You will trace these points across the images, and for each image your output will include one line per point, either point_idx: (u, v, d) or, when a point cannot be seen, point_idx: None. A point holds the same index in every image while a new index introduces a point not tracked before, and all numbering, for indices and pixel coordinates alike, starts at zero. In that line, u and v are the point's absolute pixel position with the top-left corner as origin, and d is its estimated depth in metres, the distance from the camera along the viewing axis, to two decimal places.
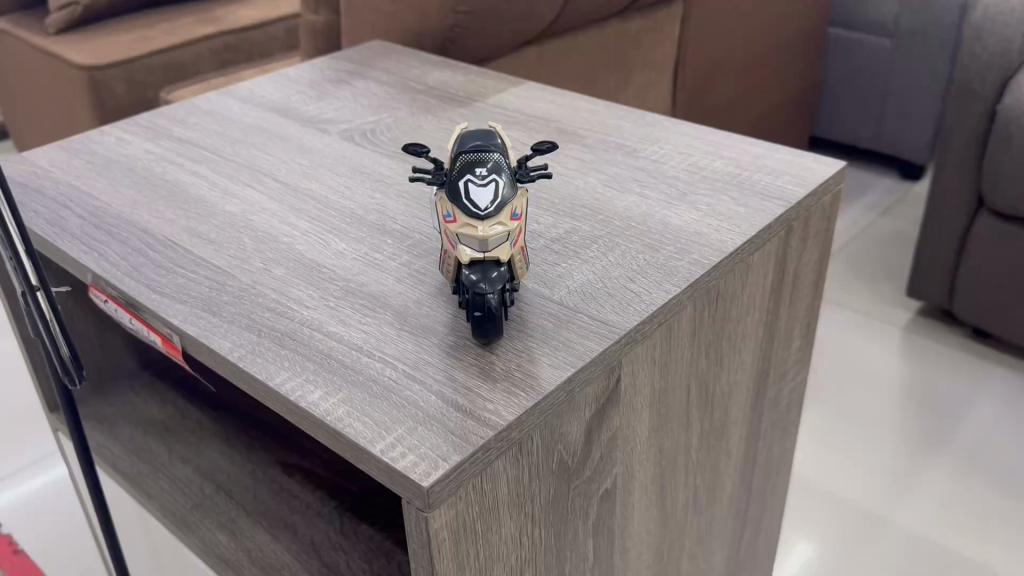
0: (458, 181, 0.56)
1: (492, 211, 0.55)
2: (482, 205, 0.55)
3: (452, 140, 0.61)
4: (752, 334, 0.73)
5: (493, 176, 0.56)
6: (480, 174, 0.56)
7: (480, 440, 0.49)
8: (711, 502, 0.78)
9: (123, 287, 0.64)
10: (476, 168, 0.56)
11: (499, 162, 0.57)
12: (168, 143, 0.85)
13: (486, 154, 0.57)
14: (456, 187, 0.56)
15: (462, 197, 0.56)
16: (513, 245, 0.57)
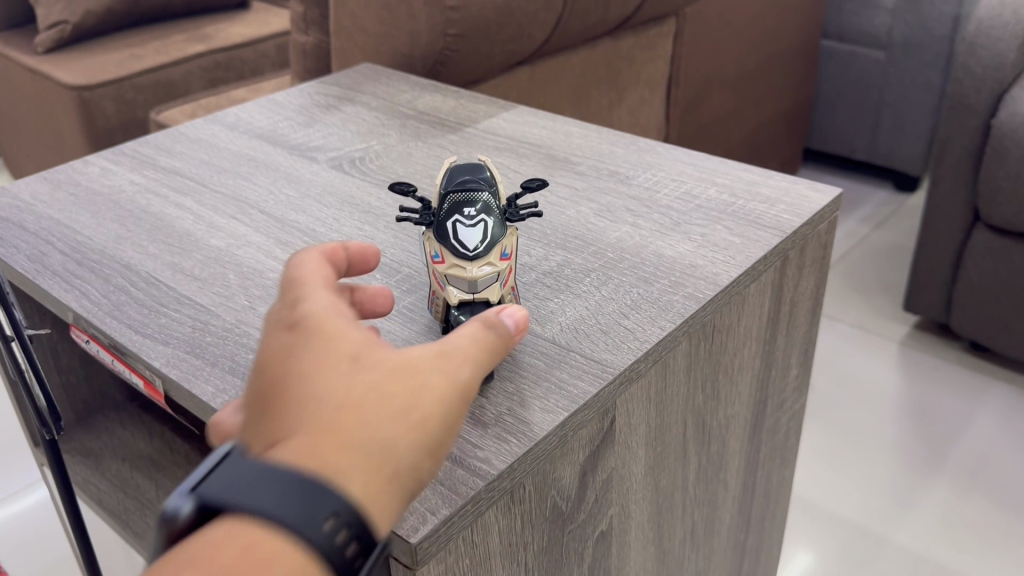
0: (446, 221, 0.55)
1: (481, 252, 0.54)
2: (470, 246, 0.54)
3: (439, 176, 0.59)
4: (748, 366, 0.71)
5: (482, 216, 0.55)
6: (469, 215, 0.55)
7: (470, 491, 0.47)
8: (709, 536, 0.76)
9: (103, 329, 0.62)
10: (465, 207, 0.55)
11: (489, 202, 0.56)
12: (153, 174, 0.84)
13: (475, 194, 0.56)
14: (444, 227, 0.55)
15: (450, 237, 0.55)
16: (503, 285, 0.56)
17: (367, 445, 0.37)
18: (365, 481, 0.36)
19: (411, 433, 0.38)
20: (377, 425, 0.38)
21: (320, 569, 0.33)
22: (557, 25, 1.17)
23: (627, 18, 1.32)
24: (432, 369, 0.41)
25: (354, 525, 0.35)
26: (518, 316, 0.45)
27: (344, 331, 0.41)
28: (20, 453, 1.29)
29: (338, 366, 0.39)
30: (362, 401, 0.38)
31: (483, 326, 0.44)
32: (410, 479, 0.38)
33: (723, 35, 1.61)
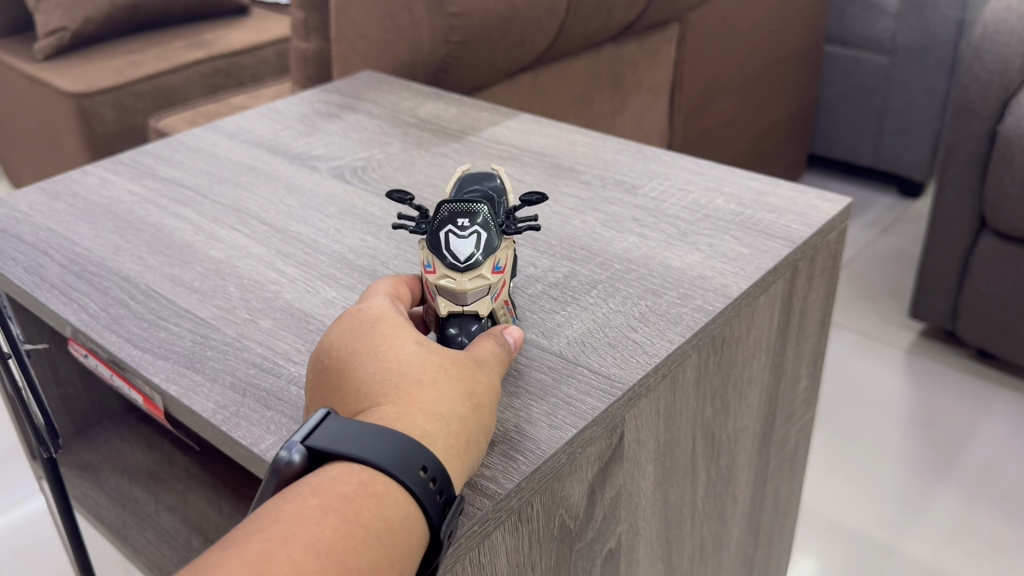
0: (439, 231, 0.54)
1: (473, 265, 0.53)
2: (461, 257, 0.53)
3: (452, 183, 0.61)
4: (757, 379, 0.70)
5: (476, 228, 0.54)
6: (463, 227, 0.53)
7: (477, 512, 0.46)
8: (717, 551, 0.75)
9: (101, 343, 0.61)
10: (460, 218, 0.54)
11: (485, 213, 0.54)
12: (152, 184, 0.83)
13: (472, 205, 0.54)
14: (437, 236, 0.54)
15: (442, 248, 0.53)
16: (494, 299, 0.55)
17: (446, 416, 0.43)
18: (447, 442, 0.42)
19: (476, 412, 0.45)
20: (451, 400, 0.44)
21: (415, 505, 0.39)
22: (560, 32, 1.16)
23: (630, 24, 1.31)
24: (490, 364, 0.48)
25: (441, 477, 0.40)
26: (515, 336, 0.53)
27: (412, 329, 0.49)
28: (18, 463, 1.28)
29: (410, 354, 0.47)
30: (433, 378, 0.45)
31: (495, 335, 0.52)
32: (478, 452, 0.44)
33: (726, 40, 1.60)
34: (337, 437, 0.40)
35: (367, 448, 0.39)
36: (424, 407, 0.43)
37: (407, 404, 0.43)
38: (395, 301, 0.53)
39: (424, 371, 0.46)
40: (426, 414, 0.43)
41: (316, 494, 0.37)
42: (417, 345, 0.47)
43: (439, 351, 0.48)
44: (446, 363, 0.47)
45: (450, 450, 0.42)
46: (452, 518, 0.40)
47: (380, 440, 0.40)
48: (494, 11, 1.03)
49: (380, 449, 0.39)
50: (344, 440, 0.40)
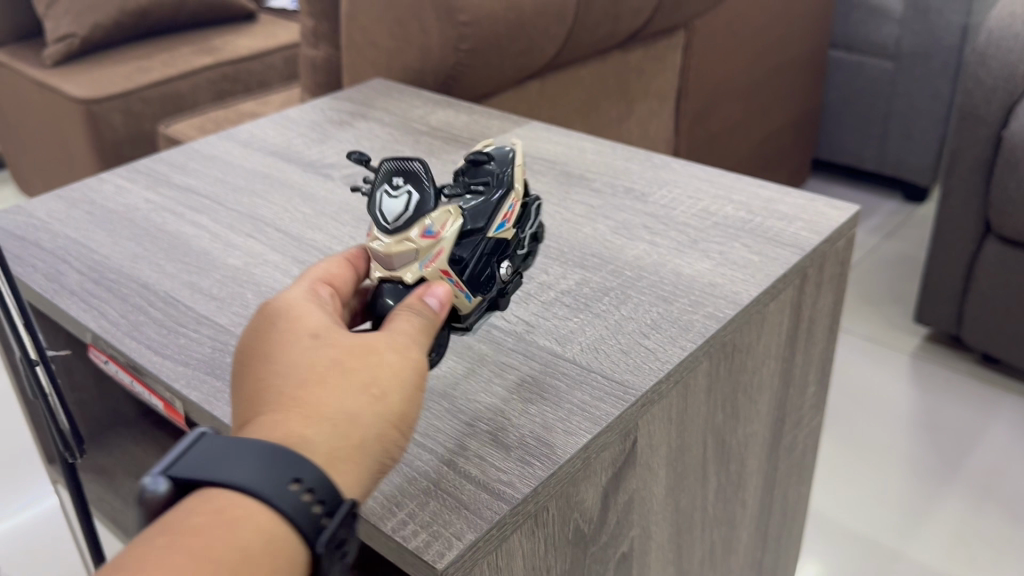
0: (376, 190, 0.55)
1: (396, 227, 0.53)
2: (389, 217, 0.54)
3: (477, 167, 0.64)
4: (767, 385, 0.71)
5: (406, 186, 0.54)
6: (394, 186, 0.54)
7: (494, 516, 0.47)
8: (727, 555, 0.76)
9: (122, 349, 0.62)
10: (394, 177, 0.55)
11: (420, 172, 0.55)
12: (167, 191, 0.84)
13: (409, 165, 0.55)
14: (374, 195, 0.55)
15: (374, 209, 0.55)
16: (423, 266, 0.54)
17: (332, 418, 0.43)
18: (329, 448, 0.42)
19: (373, 404, 0.44)
20: (340, 399, 0.44)
21: (285, 524, 0.39)
22: (568, 39, 1.17)
23: (637, 31, 1.32)
24: (395, 347, 0.47)
25: (319, 489, 0.40)
26: (442, 294, 0.51)
27: (313, 318, 0.48)
28: None
29: (302, 351, 0.46)
30: (322, 378, 0.45)
31: (415, 304, 0.49)
32: (378, 445, 0.44)
33: (731, 46, 1.61)
34: (201, 463, 0.40)
35: (231, 476, 0.39)
36: (310, 413, 0.43)
37: (291, 411, 0.43)
38: (320, 283, 0.52)
39: (315, 370, 0.45)
40: (307, 423, 0.43)
41: (177, 533, 0.37)
42: (312, 339, 0.46)
43: (336, 340, 0.47)
44: (342, 354, 0.46)
45: (333, 456, 0.42)
46: (338, 526, 0.40)
47: (245, 463, 0.39)
48: (503, 20, 1.04)
49: (245, 472, 0.39)
50: (210, 465, 0.39)
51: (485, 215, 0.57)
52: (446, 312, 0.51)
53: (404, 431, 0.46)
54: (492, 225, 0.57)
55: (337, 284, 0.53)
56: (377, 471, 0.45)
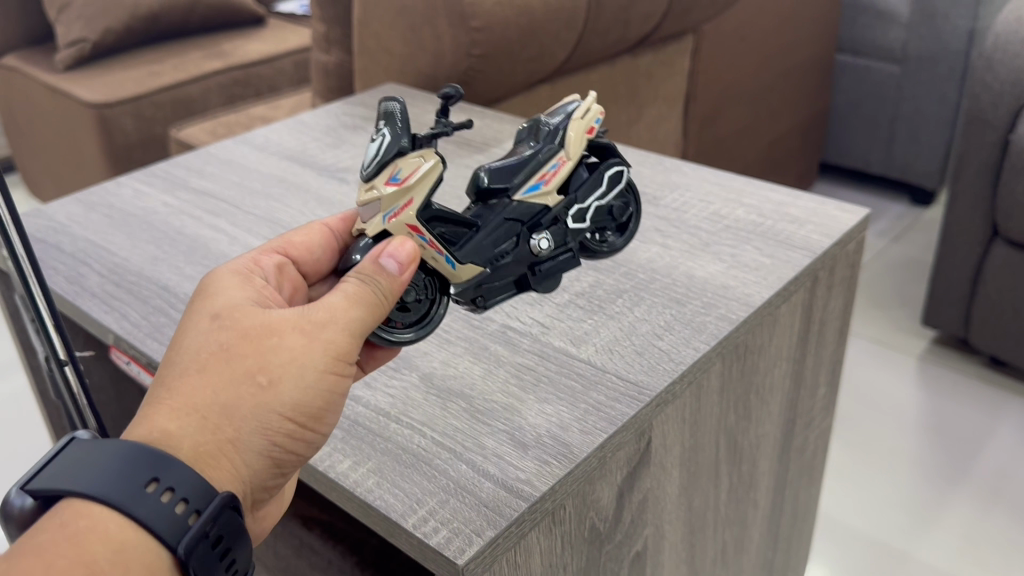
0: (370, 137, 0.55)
1: (368, 174, 0.53)
2: (364, 164, 0.53)
3: None
4: (779, 386, 0.72)
5: (380, 132, 0.53)
6: (374, 131, 0.54)
7: (514, 513, 0.48)
8: (739, 555, 0.76)
9: (144, 349, 0.63)
10: (377, 123, 0.54)
11: (396, 118, 0.53)
12: (185, 195, 0.85)
13: (391, 110, 0.54)
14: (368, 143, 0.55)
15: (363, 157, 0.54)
16: (388, 218, 0.52)
17: (204, 412, 0.44)
18: (197, 443, 0.43)
19: (256, 395, 0.45)
20: (218, 392, 0.44)
21: (138, 528, 0.40)
22: (578, 44, 1.18)
23: (646, 35, 1.33)
24: (291, 331, 0.46)
25: (179, 487, 0.41)
26: (401, 255, 0.49)
27: (221, 297, 0.48)
28: None
29: (198, 333, 0.46)
30: (205, 365, 0.45)
31: (368, 273, 0.48)
32: (258, 436, 0.45)
33: (739, 51, 1.62)
34: (53, 475, 0.41)
35: (83, 480, 0.40)
36: (184, 405, 0.44)
37: (167, 401, 0.44)
38: (273, 251, 0.55)
39: (203, 357, 0.45)
40: (176, 417, 0.43)
41: (31, 538, 0.39)
42: (209, 323, 0.47)
43: (231, 323, 0.47)
44: (231, 339, 0.46)
45: (202, 452, 0.43)
46: (205, 522, 0.41)
47: (92, 473, 0.41)
48: (514, 24, 1.05)
49: (93, 480, 0.40)
50: (61, 475, 0.41)
51: (511, 175, 0.56)
52: (406, 272, 0.49)
53: (296, 418, 0.46)
54: (521, 186, 0.56)
55: (294, 250, 0.55)
56: (265, 458, 0.45)
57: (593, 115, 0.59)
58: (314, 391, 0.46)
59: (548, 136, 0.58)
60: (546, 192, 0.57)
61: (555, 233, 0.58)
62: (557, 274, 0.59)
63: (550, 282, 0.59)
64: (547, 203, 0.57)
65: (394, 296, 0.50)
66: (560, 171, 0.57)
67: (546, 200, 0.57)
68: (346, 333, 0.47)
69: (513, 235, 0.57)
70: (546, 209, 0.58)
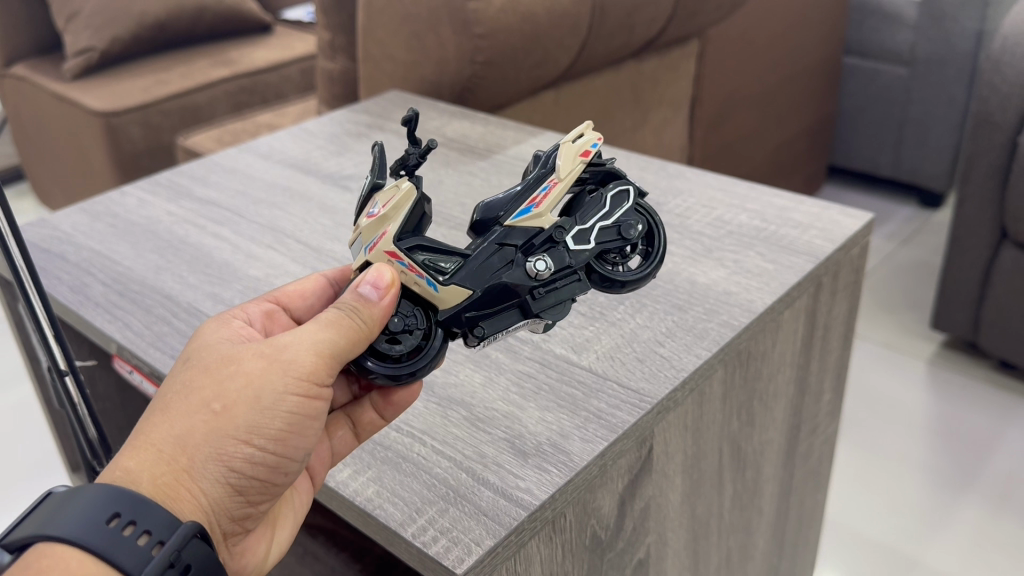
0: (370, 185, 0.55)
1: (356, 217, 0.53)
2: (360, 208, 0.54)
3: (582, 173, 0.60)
4: (782, 393, 0.71)
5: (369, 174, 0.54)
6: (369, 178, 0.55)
7: (514, 522, 0.48)
8: (744, 562, 0.76)
9: (147, 359, 0.63)
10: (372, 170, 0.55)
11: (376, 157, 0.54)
12: (188, 204, 0.85)
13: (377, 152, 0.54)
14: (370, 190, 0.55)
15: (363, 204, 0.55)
16: (368, 250, 0.51)
17: (160, 445, 0.43)
18: (154, 476, 0.43)
19: (210, 421, 0.44)
20: (175, 424, 0.44)
21: (98, 563, 0.40)
22: (582, 51, 1.18)
23: (650, 41, 1.33)
24: (252, 359, 0.46)
25: (139, 520, 0.41)
26: (380, 280, 0.48)
27: (192, 343, 0.49)
28: None
29: (167, 374, 0.47)
30: (167, 401, 0.45)
31: (340, 300, 0.48)
32: (215, 462, 0.44)
33: (745, 55, 1.62)
34: (24, 523, 0.41)
35: (44, 525, 0.40)
36: (142, 439, 0.44)
37: (130, 441, 0.44)
38: (264, 301, 0.54)
39: (167, 394, 0.46)
40: (136, 453, 0.43)
41: None
42: (178, 365, 0.47)
43: (198, 360, 0.47)
44: (194, 374, 0.46)
45: (160, 485, 0.42)
46: (168, 551, 0.41)
47: (56, 516, 0.41)
48: (518, 31, 1.05)
49: (65, 523, 0.40)
50: (28, 520, 0.41)
51: (495, 203, 0.54)
52: (386, 297, 0.48)
53: (255, 442, 0.44)
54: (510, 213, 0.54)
55: (286, 298, 0.55)
56: (226, 486, 0.44)
57: (588, 140, 0.55)
58: (271, 413, 0.45)
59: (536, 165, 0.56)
60: (537, 215, 0.53)
61: (554, 256, 0.53)
62: (562, 300, 0.53)
63: (552, 306, 0.53)
64: (542, 225, 0.53)
65: (375, 325, 0.48)
66: (552, 192, 0.54)
67: (540, 223, 0.53)
68: (310, 354, 0.46)
69: (507, 260, 0.53)
70: (542, 231, 0.53)
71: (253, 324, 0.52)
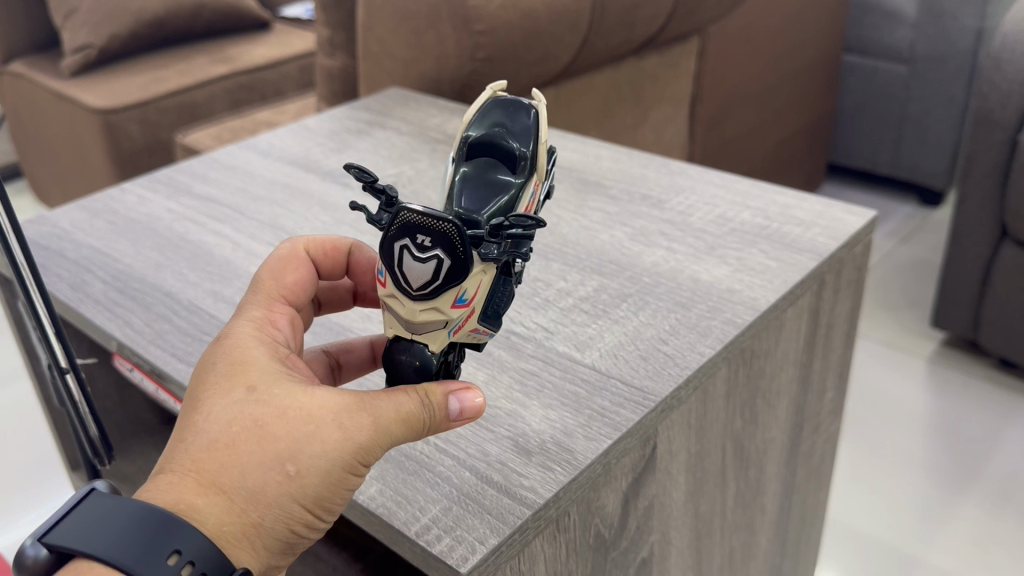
0: (392, 240, 0.44)
1: (424, 295, 0.44)
2: (415, 284, 0.44)
3: (473, 109, 0.52)
4: (786, 390, 0.71)
5: (435, 253, 0.43)
6: (420, 247, 0.43)
7: (517, 521, 0.48)
8: (746, 560, 0.76)
9: (146, 357, 0.63)
10: (417, 234, 0.43)
11: (451, 238, 0.43)
12: (188, 201, 0.85)
13: (435, 223, 0.43)
14: (388, 245, 0.44)
15: (394, 263, 0.44)
16: (452, 333, 0.47)
17: (231, 493, 0.41)
18: (220, 523, 0.41)
19: (283, 484, 0.42)
20: (247, 474, 0.41)
21: None
22: (583, 47, 1.17)
23: (650, 38, 1.32)
24: (330, 421, 0.42)
25: (201, 561, 0.40)
26: (469, 404, 0.45)
27: (251, 366, 0.45)
28: None
29: (228, 403, 0.43)
30: (236, 444, 0.42)
31: (428, 394, 0.44)
32: (278, 522, 0.42)
33: (745, 52, 1.61)
34: (78, 531, 0.40)
35: (103, 548, 0.39)
36: (212, 481, 0.41)
37: (191, 470, 0.41)
38: (277, 301, 0.51)
39: (235, 432, 0.42)
40: (203, 491, 0.41)
41: None
42: (243, 394, 0.43)
43: (266, 398, 0.43)
44: (266, 417, 0.42)
45: (224, 531, 0.41)
46: None
47: (111, 536, 0.40)
48: (519, 28, 1.04)
49: (119, 546, 0.39)
50: (86, 532, 0.40)
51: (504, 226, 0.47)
52: (469, 419, 0.45)
53: (315, 509, 0.43)
54: None
55: (290, 294, 0.52)
56: (283, 542, 0.43)
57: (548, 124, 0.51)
58: (336, 487, 0.43)
59: (519, 165, 0.49)
60: None
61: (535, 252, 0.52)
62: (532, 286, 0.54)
63: None
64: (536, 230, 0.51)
65: (451, 426, 0.46)
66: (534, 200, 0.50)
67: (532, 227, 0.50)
68: (388, 442, 0.43)
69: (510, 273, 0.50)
70: None
71: (287, 338, 0.49)
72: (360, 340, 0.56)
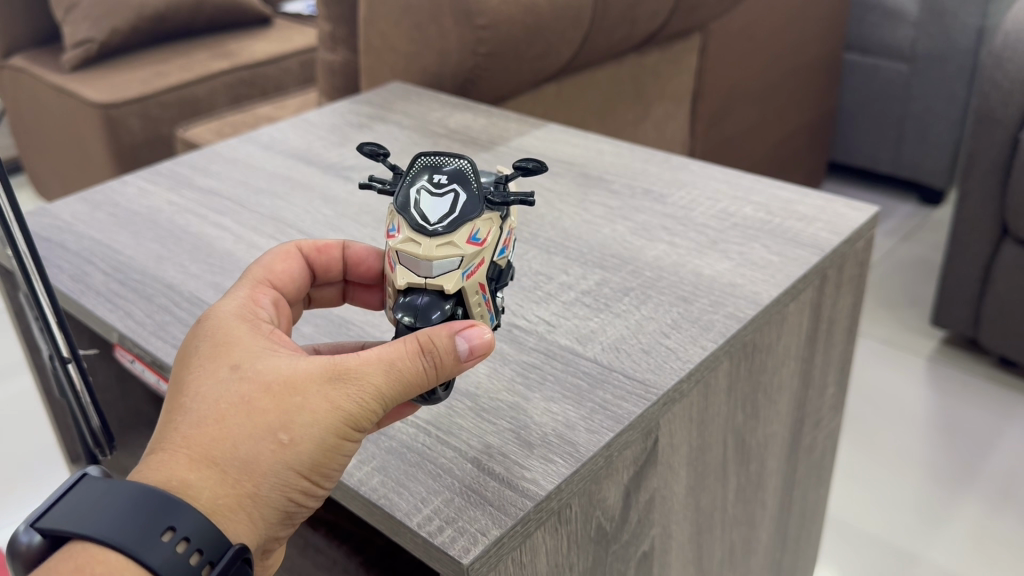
0: (409, 187, 0.48)
1: (438, 230, 0.46)
2: (432, 220, 0.46)
3: None
4: (787, 385, 0.71)
5: (453, 186, 0.47)
6: (437, 182, 0.47)
7: (520, 512, 0.48)
8: (747, 555, 0.76)
9: (149, 348, 0.63)
10: (434, 174, 0.48)
11: (465, 171, 0.48)
12: (189, 194, 0.85)
13: (450, 162, 0.48)
14: (403, 193, 0.48)
15: (410, 207, 0.47)
16: (467, 276, 0.47)
17: (224, 465, 0.41)
18: (214, 496, 0.41)
19: (277, 453, 0.42)
20: (239, 445, 0.41)
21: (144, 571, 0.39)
22: (584, 43, 1.17)
23: (651, 35, 1.32)
24: (317, 390, 0.42)
25: (198, 540, 0.40)
26: (477, 342, 0.43)
27: (236, 346, 0.45)
28: None
29: (215, 383, 0.43)
30: (226, 418, 0.42)
31: (427, 348, 0.43)
32: (274, 491, 0.42)
33: (745, 49, 1.61)
34: (72, 516, 0.40)
35: (97, 529, 0.39)
36: (205, 456, 0.41)
37: (185, 449, 0.41)
38: (262, 284, 0.51)
39: (224, 408, 0.42)
40: (195, 466, 0.41)
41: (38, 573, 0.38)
42: (228, 373, 0.43)
43: (253, 374, 0.43)
44: (253, 392, 0.42)
45: (218, 505, 0.41)
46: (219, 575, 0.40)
47: (105, 517, 0.39)
48: (520, 23, 1.04)
49: (113, 527, 0.39)
50: (79, 516, 0.40)
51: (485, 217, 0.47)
52: (476, 358, 0.43)
53: (312, 476, 0.43)
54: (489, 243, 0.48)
55: (276, 280, 0.52)
56: (281, 513, 0.43)
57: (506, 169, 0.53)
58: (331, 454, 0.43)
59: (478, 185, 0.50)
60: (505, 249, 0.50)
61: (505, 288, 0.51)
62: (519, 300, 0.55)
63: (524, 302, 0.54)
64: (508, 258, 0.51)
65: (465, 367, 0.44)
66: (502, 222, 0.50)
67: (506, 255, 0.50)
68: (383, 401, 0.43)
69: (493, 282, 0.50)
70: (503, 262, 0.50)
71: (271, 315, 0.49)
72: (352, 343, 0.56)
